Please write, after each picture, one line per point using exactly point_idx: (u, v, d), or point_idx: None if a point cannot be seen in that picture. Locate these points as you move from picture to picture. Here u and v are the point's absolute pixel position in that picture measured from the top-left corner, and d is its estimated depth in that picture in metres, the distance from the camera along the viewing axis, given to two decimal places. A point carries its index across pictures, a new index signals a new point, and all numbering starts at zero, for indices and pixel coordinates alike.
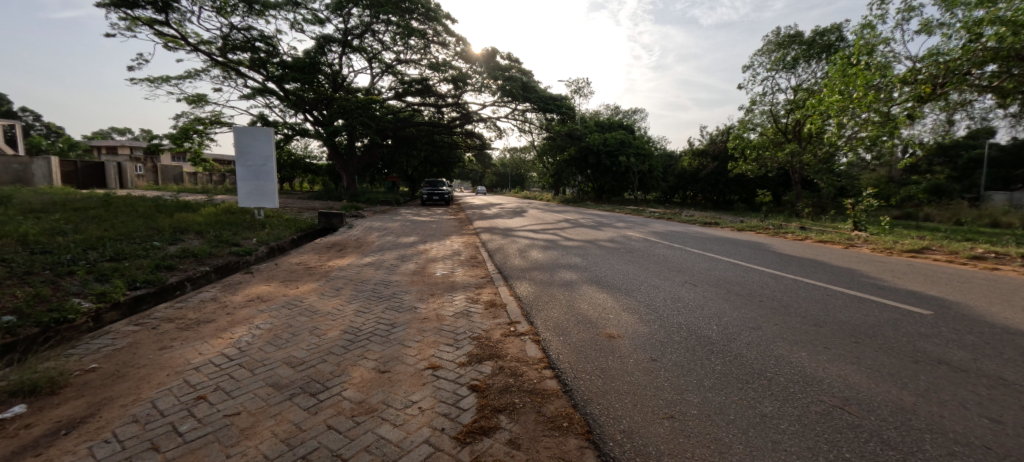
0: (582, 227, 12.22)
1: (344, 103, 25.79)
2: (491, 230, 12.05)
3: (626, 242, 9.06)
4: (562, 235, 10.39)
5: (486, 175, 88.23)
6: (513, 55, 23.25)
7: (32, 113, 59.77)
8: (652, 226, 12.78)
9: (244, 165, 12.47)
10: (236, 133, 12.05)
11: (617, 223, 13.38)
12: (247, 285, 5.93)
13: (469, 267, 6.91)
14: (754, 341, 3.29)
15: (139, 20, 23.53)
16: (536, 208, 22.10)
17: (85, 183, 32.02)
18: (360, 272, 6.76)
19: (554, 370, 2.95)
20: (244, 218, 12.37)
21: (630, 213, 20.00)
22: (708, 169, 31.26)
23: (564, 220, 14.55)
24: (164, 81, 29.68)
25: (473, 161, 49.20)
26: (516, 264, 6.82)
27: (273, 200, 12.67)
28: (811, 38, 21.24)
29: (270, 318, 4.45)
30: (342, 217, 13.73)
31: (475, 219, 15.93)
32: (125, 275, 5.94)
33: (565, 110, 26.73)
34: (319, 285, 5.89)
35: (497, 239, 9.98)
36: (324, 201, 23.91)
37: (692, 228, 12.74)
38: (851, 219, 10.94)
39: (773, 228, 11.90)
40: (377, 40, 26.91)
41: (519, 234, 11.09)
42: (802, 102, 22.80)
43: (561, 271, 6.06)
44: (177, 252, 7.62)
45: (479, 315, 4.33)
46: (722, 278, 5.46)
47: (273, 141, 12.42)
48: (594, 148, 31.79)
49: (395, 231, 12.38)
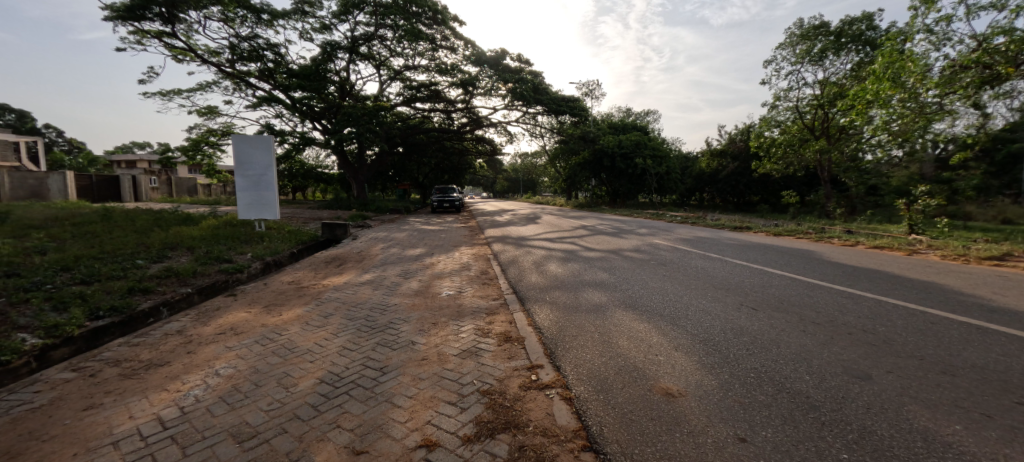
0: (602, 234, 11.32)
1: (351, 110, 25.32)
2: (503, 240, 11.20)
3: (655, 252, 8.13)
4: (581, 244, 9.46)
5: (498, 182, 87.67)
6: (524, 56, 22.47)
7: (54, 129, 61.53)
8: (676, 232, 11.83)
9: (243, 175, 11.89)
10: (235, 142, 11.47)
11: (639, 230, 12.40)
12: (224, 312, 5.14)
13: (479, 286, 6.05)
14: (874, 404, 2.36)
15: (148, 33, 23.46)
16: (551, 214, 21.26)
17: (100, 197, 32.25)
18: (355, 293, 5.93)
19: (598, 454, 2.06)
20: (244, 230, 11.76)
21: (649, 218, 19.02)
22: (729, 169, 30.08)
23: (581, 226, 13.66)
24: (175, 93, 29.76)
25: (484, 167, 48.66)
26: (533, 281, 5.94)
27: (274, 211, 12.03)
28: (839, 28, 20.06)
29: (236, 360, 3.63)
30: (346, 228, 13.04)
31: (486, 227, 15.12)
32: (89, 303, 5.22)
33: (578, 111, 25.79)
34: (306, 311, 5.07)
35: (510, 249, 9.15)
36: (334, 211, 23.46)
37: (721, 233, 11.73)
38: (905, 220, 9.79)
39: (814, 233, 10.81)
40: (385, 45, 26.47)
41: (534, 243, 10.22)
42: (828, 97, 21.60)
43: (586, 290, 5.18)
44: (159, 271, 6.93)
45: (490, 354, 3.45)
46: (786, 298, 4.48)
47: (275, 149, 11.80)
48: (609, 150, 30.89)
49: (401, 242, 11.62)
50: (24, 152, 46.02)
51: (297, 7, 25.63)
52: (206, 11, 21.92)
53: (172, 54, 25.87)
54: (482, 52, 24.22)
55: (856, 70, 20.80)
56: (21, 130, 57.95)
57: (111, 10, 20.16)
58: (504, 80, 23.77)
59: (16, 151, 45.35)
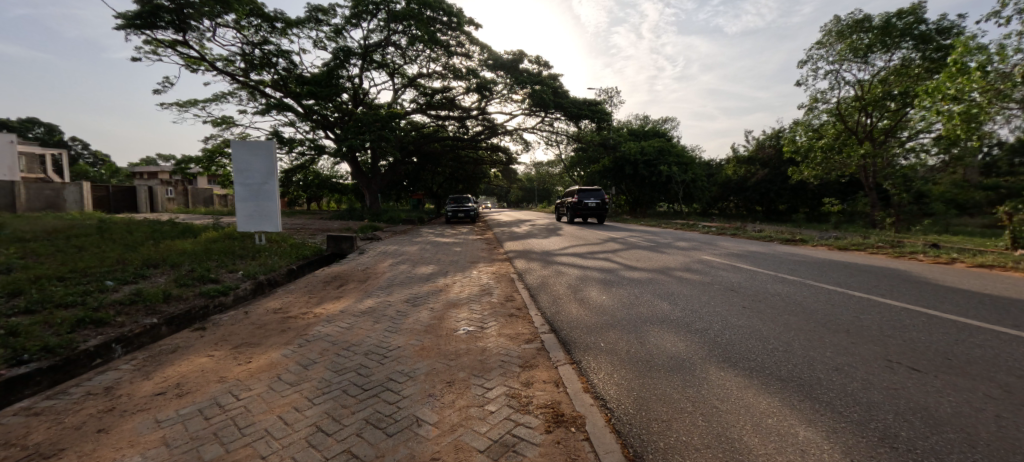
0: (637, 249, 9.98)
1: (363, 117, 24.49)
2: (526, 255, 9.98)
3: (710, 271, 6.79)
4: (618, 261, 8.15)
5: (513, 191, 86.83)
6: (543, 58, 21.44)
7: (80, 143, 62.82)
8: (721, 245, 10.42)
9: (243, 184, 10.93)
10: (233, 148, 10.56)
11: (679, 243, 11.05)
12: (178, 357, 3.96)
13: (506, 318, 4.82)
14: None
15: (162, 43, 23.14)
16: (572, 224, 20.05)
17: (116, 207, 32.10)
18: (350, 329, 4.71)
19: None
20: (243, 244, 10.78)
21: (680, 229, 17.68)
22: (758, 177, 28.50)
23: (609, 238, 12.37)
24: (190, 103, 29.55)
25: (499, 176, 47.71)
26: (573, 313, 4.70)
27: (276, 223, 11.03)
28: (884, 23, 18.55)
29: (156, 451, 2.44)
30: (354, 241, 12.01)
31: (506, 240, 13.93)
32: (18, 340, 4.15)
33: (601, 116, 24.52)
34: (284, 356, 3.92)
35: (536, 268, 7.90)
36: (345, 222, 22.60)
37: (773, 247, 10.32)
38: (1007, 232, 8.32)
39: (890, 247, 9.34)
40: (399, 53, 25.82)
41: (563, 259, 8.98)
42: (871, 97, 20.01)
43: (651, 330, 3.93)
44: (126, 295, 5.88)
45: (537, 453, 2.20)
46: (953, 355, 3.16)
47: (276, 155, 10.85)
48: (630, 157, 29.49)
49: (413, 257, 10.48)
50: (50, 165, 46.91)
51: (311, 15, 25.18)
52: (220, 19, 21.50)
53: (186, 63, 25.50)
54: (500, 55, 23.28)
55: (903, 67, 19.15)
56: (49, 143, 59.29)
57: (122, 18, 19.74)
58: (523, 83, 22.70)
59: (42, 163, 46.10)
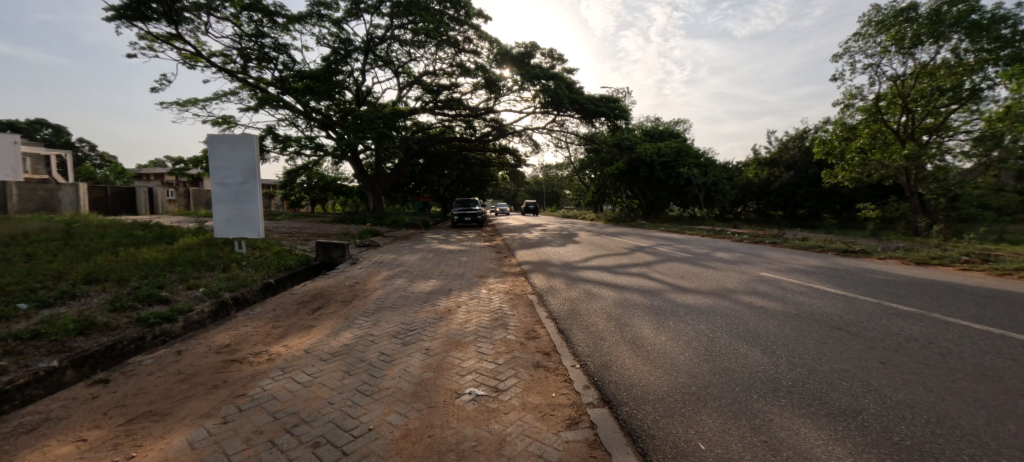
0: (674, 262, 8.48)
1: (364, 114, 23.11)
2: (544, 267, 8.59)
3: (787, 296, 5.27)
4: (658, 279, 6.73)
5: (521, 195, 85.39)
6: (556, 51, 20.03)
7: (88, 143, 62.41)
8: (772, 258, 8.89)
9: (220, 183, 9.59)
10: (210, 143, 9.28)
11: (720, 254, 9.58)
12: (28, 446, 2.56)
13: (531, 372, 3.39)
14: None
15: (157, 38, 21.69)
16: (587, 231, 18.61)
17: (113, 209, 31.10)
18: (307, 387, 3.30)
19: None
20: (221, 252, 9.47)
21: (708, 236, 16.18)
22: (782, 180, 26.93)
23: (636, 248, 10.89)
24: (192, 102, 28.62)
25: (507, 179, 46.43)
26: (632, 369, 3.24)
27: (257, 228, 9.69)
28: (932, 10, 16.94)
29: None
30: (347, 249, 10.68)
31: (517, 247, 12.56)
32: None
33: (619, 113, 22.93)
34: (192, 446, 2.50)
35: (559, 286, 6.46)
36: (346, 226, 21.33)
37: (833, 260, 8.80)
38: None
39: (984, 263, 7.78)
40: (404, 49, 24.59)
41: (588, 274, 7.58)
42: (915, 92, 18.38)
43: (772, 415, 2.45)
44: (35, 326, 4.53)
45: None
46: None
47: (258, 151, 9.50)
48: (647, 159, 27.97)
49: (413, 269, 9.14)
50: (54, 166, 46.13)
51: (312, 9, 24.00)
52: (217, 12, 20.31)
53: (183, 59, 24.36)
54: (509, 48, 21.98)
55: (953, 60, 17.50)
56: (56, 143, 58.72)
57: (112, 9, 18.60)
58: (536, 78, 21.25)
59: (47, 165, 45.44)
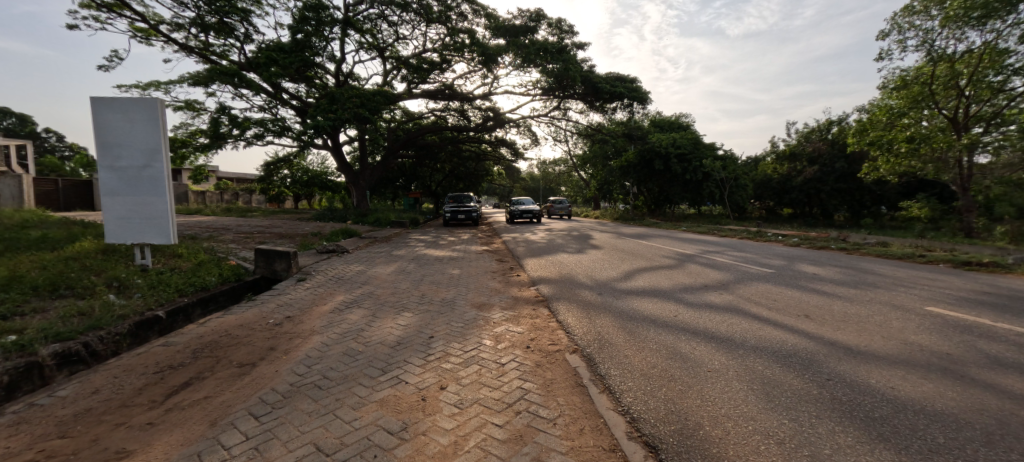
0: (760, 283, 5.88)
1: (339, 93, 20.13)
2: (570, 289, 5.94)
3: None
4: (773, 321, 4.11)
5: (517, 193, 82.91)
6: (564, 22, 17.32)
7: (56, 134, 58.28)
8: (888, 275, 6.36)
9: (111, 167, 6.78)
10: (94, 108, 6.47)
11: (808, 268, 7.01)
12: None
13: None
14: None
15: (100, 5, 18.51)
16: (601, 231, 16.02)
17: (66, 204, 27.75)
18: None
19: None
20: (110, 262, 6.66)
21: (746, 237, 13.71)
22: (805, 175, 24.65)
23: (682, 257, 8.27)
24: (154, 84, 25.41)
25: (503, 175, 43.80)
26: None
27: (163, 231, 6.89)
28: None
29: None
30: (296, 259, 7.89)
31: (525, 255, 9.94)
32: None
33: (637, 95, 20.20)
34: None
35: (618, 339, 3.78)
36: (321, 225, 18.51)
37: (976, 278, 6.28)
38: None
39: None
40: (392, 28, 21.83)
41: (644, 304, 4.95)
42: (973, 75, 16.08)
43: None
44: None
45: None
46: None
47: (165, 123, 6.71)
48: (661, 150, 25.39)
49: (384, 289, 6.44)
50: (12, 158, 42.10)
51: None
52: None
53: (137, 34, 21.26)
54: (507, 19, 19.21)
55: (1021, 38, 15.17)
56: (20, 133, 54.34)
57: None
58: (541, 54, 18.50)
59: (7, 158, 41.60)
